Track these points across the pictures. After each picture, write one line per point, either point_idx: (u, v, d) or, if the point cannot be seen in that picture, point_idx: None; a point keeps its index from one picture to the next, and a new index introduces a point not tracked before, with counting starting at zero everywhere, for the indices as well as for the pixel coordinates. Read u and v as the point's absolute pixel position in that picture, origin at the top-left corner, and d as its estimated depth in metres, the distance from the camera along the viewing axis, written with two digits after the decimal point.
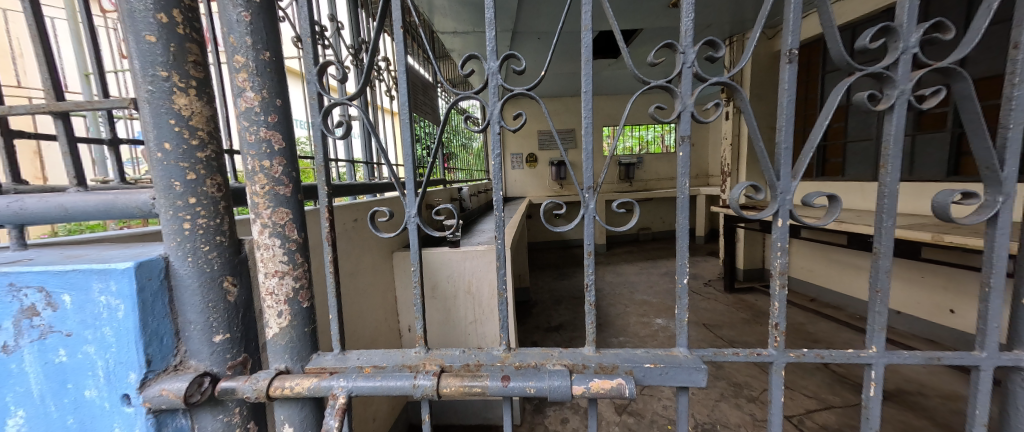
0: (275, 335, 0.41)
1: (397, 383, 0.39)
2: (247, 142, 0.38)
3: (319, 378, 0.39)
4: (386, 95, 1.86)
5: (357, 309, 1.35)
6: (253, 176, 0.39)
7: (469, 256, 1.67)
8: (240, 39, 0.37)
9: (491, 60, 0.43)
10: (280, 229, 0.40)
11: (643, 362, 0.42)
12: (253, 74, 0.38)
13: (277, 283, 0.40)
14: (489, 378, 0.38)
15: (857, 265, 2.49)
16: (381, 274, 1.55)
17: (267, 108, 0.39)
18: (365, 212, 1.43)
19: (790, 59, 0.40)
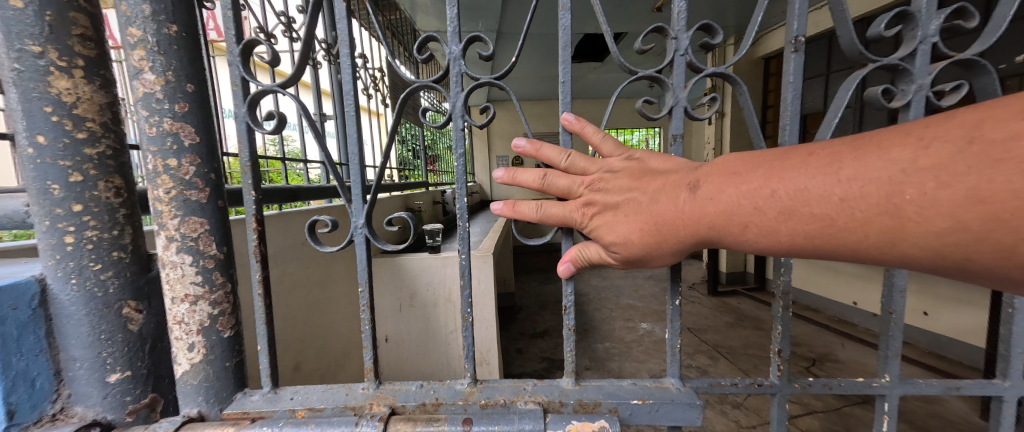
0: (184, 373, 0.34)
1: (336, 430, 0.32)
2: (146, 136, 0.31)
3: (238, 427, 0.32)
4: (365, 94, 1.80)
5: (328, 320, 1.26)
6: (155, 178, 0.32)
7: (450, 262, 1.61)
8: (135, 8, 0.30)
9: (452, 43, 0.37)
10: (192, 243, 0.33)
11: (631, 399, 0.36)
12: (154, 52, 0.31)
13: (187, 310, 0.33)
14: (447, 422, 0.32)
15: (835, 269, 2.63)
16: (356, 282, 1.48)
17: (174, 95, 0.32)
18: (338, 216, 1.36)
19: (795, 48, 0.36)
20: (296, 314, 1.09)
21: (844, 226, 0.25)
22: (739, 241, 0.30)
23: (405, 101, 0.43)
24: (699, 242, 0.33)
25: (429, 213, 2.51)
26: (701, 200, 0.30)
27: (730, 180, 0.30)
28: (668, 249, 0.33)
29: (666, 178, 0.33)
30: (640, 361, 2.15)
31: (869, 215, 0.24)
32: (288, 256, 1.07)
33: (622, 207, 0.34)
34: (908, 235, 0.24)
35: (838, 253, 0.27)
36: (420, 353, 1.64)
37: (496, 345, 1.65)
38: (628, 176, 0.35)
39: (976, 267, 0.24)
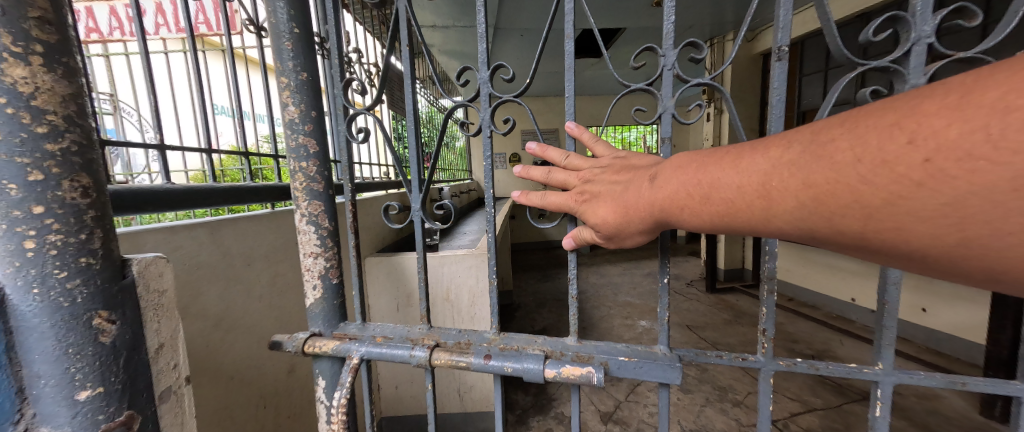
0: (312, 303, 0.57)
1: (400, 353, 0.51)
2: (292, 148, 0.54)
3: (342, 342, 0.54)
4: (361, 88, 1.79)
5: None
6: (296, 174, 0.54)
7: (448, 261, 1.58)
8: (288, 67, 0.52)
9: (482, 71, 0.48)
10: (315, 217, 0.54)
11: (619, 356, 0.48)
12: (294, 93, 0.52)
13: (317, 263, 0.55)
14: (474, 355, 0.49)
15: (832, 265, 2.65)
16: None
17: (304, 120, 0.53)
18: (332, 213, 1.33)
19: (779, 57, 0.49)
20: (292, 315, 1.07)
21: (740, 208, 0.37)
22: (680, 218, 0.41)
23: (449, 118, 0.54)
24: (657, 223, 0.43)
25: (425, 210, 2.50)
26: (657, 188, 0.41)
27: (680, 173, 0.40)
28: (635, 227, 0.45)
29: (637, 172, 0.45)
30: None
31: (752, 199, 0.36)
32: (281, 255, 1.05)
33: (601, 194, 0.47)
34: (774, 212, 0.35)
35: (748, 227, 0.38)
36: None
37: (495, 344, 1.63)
38: (614, 173, 0.47)
39: (838, 232, 0.32)
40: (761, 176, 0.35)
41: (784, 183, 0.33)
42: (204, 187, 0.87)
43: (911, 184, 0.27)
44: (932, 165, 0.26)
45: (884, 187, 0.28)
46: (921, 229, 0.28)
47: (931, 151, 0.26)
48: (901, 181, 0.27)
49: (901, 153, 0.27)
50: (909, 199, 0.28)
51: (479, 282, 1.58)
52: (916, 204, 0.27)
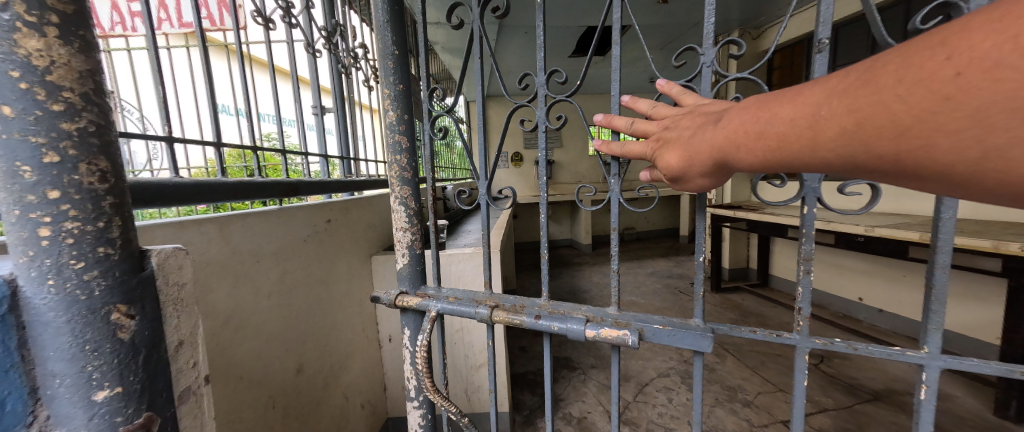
0: (401, 266, 0.76)
1: (468, 310, 0.69)
2: (390, 143, 0.73)
3: (425, 300, 0.74)
4: (366, 85, 1.78)
5: (333, 318, 1.23)
6: (392, 163, 0.73)
7: (455, 259, 1.56)
8: (388, 81, 0.71)
9: (540, 77, 0.61)
10: (404, 197, 0.74)
11: (654, 325, 0.59)
12: (391, 100, 0.71)
13: (408, 235, 0.75)
14: (528, 316, 0.64)
15: (839, 264, 2.63)
16: (359, 279, 1.44)
17: (399, 121, 0.71)
18: (341, 211, 1.32)
19: (819, 49, 0.49)
20: (302, 313, 1.06)
21: (791, 141, 0.34)
22: (736, 158, 0.39)
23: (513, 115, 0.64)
24: (718, 164, 0.42)
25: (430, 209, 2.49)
26: (717, 129, 0.40)
27: (745, 112, 0.37)
28: (698, 170, 0.44)
29: (708, 117, 0.44)
30: (647, 358, 2.19)
31: (803, 127, 0.33)
32: (290, 253, 1.02)
33: (668, 138, 0.47)
34: (820, 142, 0.32)
35: (800, 161, 0.35)
36: None
37: (503, 344, 1.60)
38: (691, 120, 0.47)
39: (879, 160, 0.31)
40: (814, 106, 0.32)
41: (834, 109, 0.31)
42: (209, 181, 0.84)
43: (941, 98, 0.26)
44: (965, 78, 0.25)
45: (919, 103, 0.27)
46: (945, 144, 0.27)
47: (964, 64, 0.25)
48: (932, 94, 0.26)
49: (936, 68, 0.26)
50: (949, 113, 0.26)
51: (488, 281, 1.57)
52: (945, 118, 0.26)
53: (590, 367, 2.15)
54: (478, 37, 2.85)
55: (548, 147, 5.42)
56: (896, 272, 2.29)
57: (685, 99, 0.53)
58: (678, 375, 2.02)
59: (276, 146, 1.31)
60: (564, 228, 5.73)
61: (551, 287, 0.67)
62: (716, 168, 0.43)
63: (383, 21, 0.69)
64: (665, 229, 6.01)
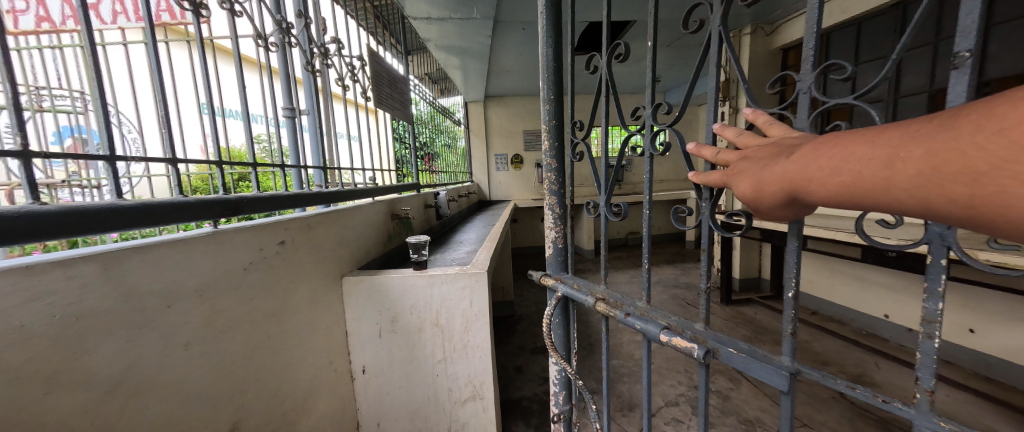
0: (550, 254, 0.97)
1: (580, 296, 0.82)
2: (548, 165, 0.95)
3: (558, 281, 0.92)
4: (337, 84, 1.56)
5: (291, 355, 1.06)
6: (547, 180, 0.96)
7: (437, 281, 1.37)
8: (547, 120, 0.94)
9: (647, 109, 0.67)
10: (552, 205, 0.95)
11: (729, 348, 0.55)
12: (549, 134, 0.94)
13: (553, 233, 0.95)
14: (618, 311, 0.71)
15: (862, 277, 2.43)
16: (327, 307, 1.26)
17: (553, 149, 0.93)
18: (304, 229, 1.14)
19: (961, 62, 0.34)
20: (245, 358, 0.89)
21: (865, 183, 0.33)
22: (806, 194, 0.38)
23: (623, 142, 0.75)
24: (790, 199, 0.40)
25: (418, 217, 2.33)
26: (785, 164, 0.39)
27: (817, 148, 0.36)
28: (769, 204, 0.42)
29: (779, 148, 0.43)
30: (653, 383, 2.03)
31: (878, 170, 0.32)
32: (223, 287, 0.84)
33: (735, 169, 0.46)
34: (896, 184, 0.31)
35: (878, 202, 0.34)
36: (402, 385, 1.42)
37: (491, 375, 1.44)
38: (766, 150, 0.44)
39: (963, 209, 0.29)
40: (893, 147, 0.31)
41: (911, 151, 0.30)
42: (82, 204, 0.61)
43: (1020, 146, 0.25)
44: None
45: (993, 152, 0.26)
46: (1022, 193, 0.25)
47: None
48: (1013, 142, 0.25)
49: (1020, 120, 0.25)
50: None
51: (474, 306, 1.38)
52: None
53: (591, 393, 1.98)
54: (472, 32, 2.69)
55: None
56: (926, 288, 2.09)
57: (772, 131, 0.48)
58: (688, 403, 1.84)
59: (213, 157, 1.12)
60: None
61: (647, 291, 0.70)
62: (787, 205, 0.41)
63: (546, 73, 0.92)
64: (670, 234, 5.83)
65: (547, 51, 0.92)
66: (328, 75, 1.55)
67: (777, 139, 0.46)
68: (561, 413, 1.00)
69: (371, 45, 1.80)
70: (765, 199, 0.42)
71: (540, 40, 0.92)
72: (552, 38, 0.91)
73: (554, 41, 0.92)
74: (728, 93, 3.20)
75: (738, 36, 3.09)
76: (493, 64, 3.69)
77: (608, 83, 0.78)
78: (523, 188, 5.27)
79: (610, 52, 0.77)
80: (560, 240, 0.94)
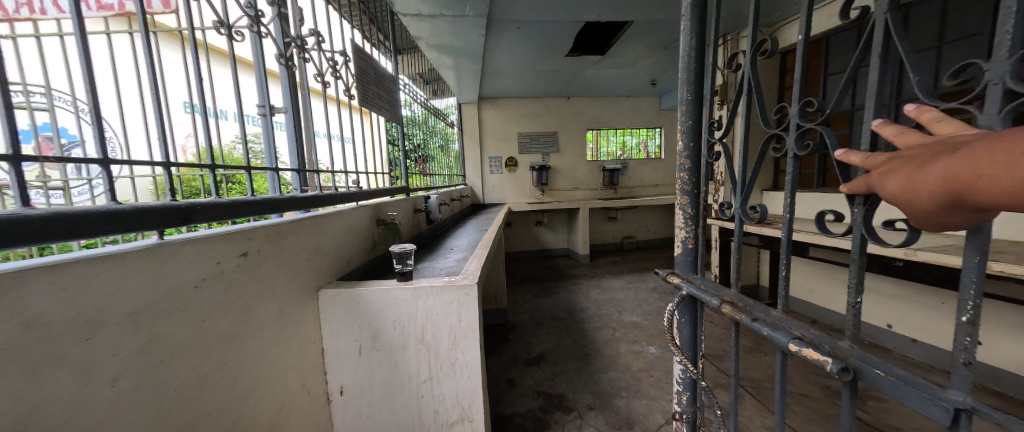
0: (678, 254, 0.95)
1: (707, 298, 0.80)
2: (680, 165, 0.93)
3: (684, 281, 0.90)
4: (316, 80, 1.44)
5: (255, 382, 0.95)
6: (679, 180, 0.93)
7: (422, 294, 1.26)
8: (682, 119, 0.91)
9: (794, 107, 0.63)
10: (682, 206, 0.92)
11: (875, 370, 0.49)
12: (682, 135, 0.91)
13: (683, 233, 0.92)
14: (744, 317, 0.69)
15: (864, 286, 2.38)
16: (301, 323, 1.15)
17: (686, 149, 0.90)
18: (271, 240, 1.03)
19: None
20: (193, 391, 0.77)
21: None
22: (974, 194, 0.39)
23: (767, 143, 0.71)
24: (953, 200, 0.41)
25: (407, 223, 2.22)
26: (949, 160, 0.40)
27: (993, 146, 0.38)
28: (926, 206, 0.43)
29: (939, 146, 0.43)
30: (652, 398, 1.93)
31: None
32: (168, 309, 0.72)
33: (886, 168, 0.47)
34: None
35: None
36: (384, 407, 1.31)
37: (481, 395, 1.33)
38: (925, 149, 0.45)
39: None
40: None
41: None
42: None
43: None
44: None
45: None
46: None
47: None
48: None
49: None
50: None
51: (463, 321, 1.27)
52: None
53: (588, 409, 1.88)
54: (464, 30, 2.59)
55: (544, 152, 5.17)
56: (931, 299, 2.04)
57: (942, 128, 0.46)
58: (690, 421, 1.75)
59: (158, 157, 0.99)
60: (561, 237, 5.47)
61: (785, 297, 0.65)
62: (944, 208, 0.42)
63: (686, 73, 0.89)
64: (665, 239, 5.80)
65: (689, 51, 0.88)
66: (306, 70, 1.44)
67: (950, 137, 0.44)
68: (685, 413, 0.95)
69: (356, 40, 1.69)
70: (920, 198, 0.43)
71: (681, 40, 0.90)
72: (697, 36, 0.87)
73: (699, 39, 0.87)
74: (726, 96, 3.17)
75: (736, 39, 3.09)
76: (488, 64, 3.60)
77: (752, 81, 0.73)
78: (518, 191, 5.18)
79: (753, 47, 0.72)
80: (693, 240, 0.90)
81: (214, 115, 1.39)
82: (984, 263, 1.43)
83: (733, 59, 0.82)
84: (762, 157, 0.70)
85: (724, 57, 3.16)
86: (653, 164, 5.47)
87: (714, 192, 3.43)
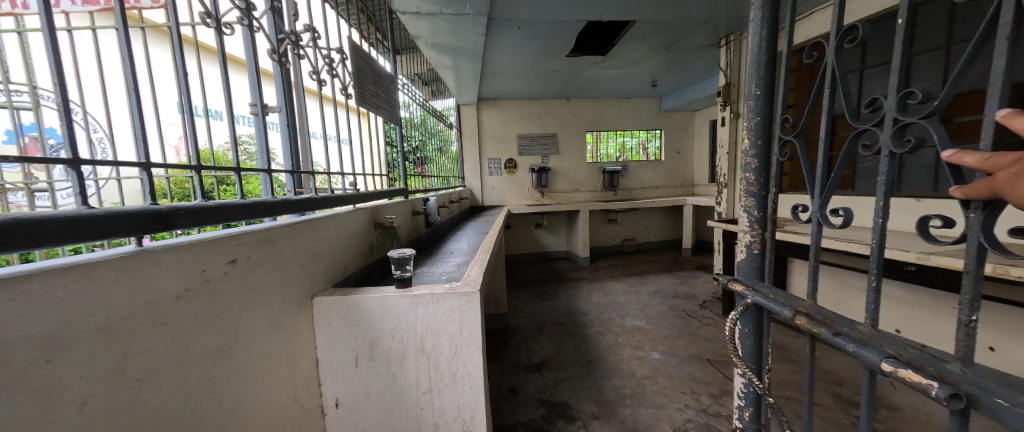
0: (741, 259, 0.87)
1: (777, 308, 0.73)
2: (744, 164, 0.86)
3: (749, 288, 0.82)
4: (311, 77, 1.39)
5: (244, 399, 0.89)
6: (744, 180, 0.86)
7: (422, 302, 1.20)
8: (748, 114, 0.85)
9: (890, 98, 0.56)
10: (748, 208, 0.84)
11: (996, 399, 0.42)
12: (750, 132, 0.84)
13: (747, 237, 0.85)
14: (823, 330, 0.62)
15: (871, 290, 2.35)
16: (294, 333, 1.09)
17: (753, 146, 0.83)
18: (263, 246, 0.97)
19: None
20: (173, 412, 0.71)
21: None
22: None
23: (854, 140, 0.63)
24: None
25: (406, 226, 2.16)
26: None
27: None
28: None
29: None
30: (658, 406, 1.88)
31: None
32: (146, 324, 0.66)
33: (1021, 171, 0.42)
34: None
35: None
36: (382, 421, 1.24)
37: (484, 408, 1.27)
38: None
39: None
40: None
41: None
42: None
43: None
44: None
45: None
46: None
47: None
48: None
49: None
50: None
51: (465, 330, 1.21)
52: None
53: (592, 418, 1.82)
54: (464, 30, 2.54)
55: (544, 153, 5.12)
56: (941, 303, 2.01)
57: None
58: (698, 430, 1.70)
59: (139, 158, 0.93)
60: (560, 239, 5.41)
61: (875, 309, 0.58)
62: None
63: (756, 67, 0.82)
64: (665, 241, 5.77)
65: (760, 44, 0.82)
66: (301, 67, 1.38)
67: None
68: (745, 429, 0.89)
69: (353, 37, 1.64)
70: None
71: (751, 33, 0.83)
72: (770, 26, 0.80)
73: (772, 30, 0.80)
74: (729, 97, 3.14)
75: (739, 39, 3.07)
76: (487, 64, 3.56)
77: (835, 72, 0.65)
78: (517, 193, 5.13)
79: (839, 33, 0.65)
80: (759, 245, 0.83)
81: (203, 113, 1.32)
82: (1002, 268, 1.39)
83: (812, 49, 0.75)
84: (846, 156, 0.64)
85: (727, 58, 3.13)
86: (653, 166, 5.44)
87: (716, 194, 3.39)
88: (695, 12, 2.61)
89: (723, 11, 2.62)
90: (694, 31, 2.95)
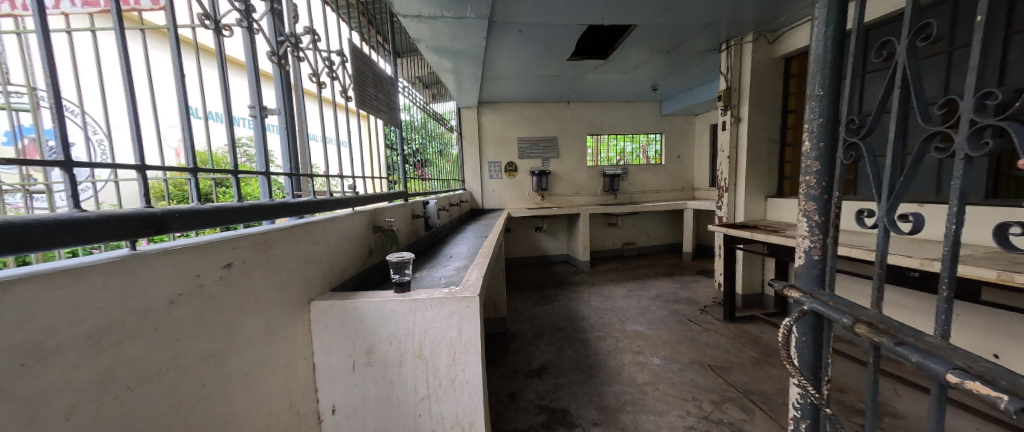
0: (799, 266, 0.82)
1: (833, 314, 0.68)
2: (805, 166, 0.81)
3: (806, 296, 0.77)
4: (311, 80, 1.38)
5: (239, 406, 0.87)
6: (803, 184, 0.81)
7: (421, 307, 1.18)
8: (810, 115, 0.80)
9: (968, 99, 0.54)
10: (808, 212, 0.80)
11: None
12: (811, 133, 0.79)
13: (806, 243, 0.81)
14: (882, 338, 0.57)
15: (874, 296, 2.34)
16: (290, 339, 1.07)
17: (815, 148, 0.79)
18: (259, 250, 0.95)
19: None
20: (166, 422, 0.70)
21: None
22: None
23: (927, 143, 0.61)
24: None
25: (405, 229, 2.14)
26: None
27: None
28: None
29: None
30: (660, 413, 1.86)
31: None
32: (135, 330, 0.64)
33: None
34: None
35: None
36: (379, 429, 1.22)
37: (483, 415, 1.25)
38: None
39: None
40: None
41: None
42: None
43: None
44: None
45: None
46: None
47: None
48: None
49: None
50: None
51: (464, 335, 1.20)
52: None
53: (593, 425, 1.79)
54: (464, 33, 2.54)
55: (544, 157, 5.12)
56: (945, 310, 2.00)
57: None
58: None
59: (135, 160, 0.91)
60: (560, 243, 5.40)
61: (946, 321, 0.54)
62: None
63: (820, 66, 0.77)
64: (666, 246, 5.76)
65: (825, 40, 0.76)
66: (300, 70, 1.38)
67: None
68: None
69: (353, 40, 1.63)
70: None
71: (813, 31, 0.79)
72: (836, 23, 0.75)
73: (839, 27, 0.75)
74: (729, 102, 3.14)
75: (740, 44, 3.07)
76: (489, 68, 3.57)
77: (907, 72, 0.64)
78: (517, 196, 5.12)
79: (913, 31, 0.63)
80: (818, 251, 0.78)
81: (201, 115, 1.31)
82: (1006, 275, 1.37)
83: (881, 47, 0.72)
84: (915, 160, 0.62)
85: (727, 62, 3.13)
86: (654, 170, 5.44)
87: (717, 198, 3.38)
88: (696, 17, 2.61)
89: (723, 16, 2.62)
90: (694, 35, 2.95)
